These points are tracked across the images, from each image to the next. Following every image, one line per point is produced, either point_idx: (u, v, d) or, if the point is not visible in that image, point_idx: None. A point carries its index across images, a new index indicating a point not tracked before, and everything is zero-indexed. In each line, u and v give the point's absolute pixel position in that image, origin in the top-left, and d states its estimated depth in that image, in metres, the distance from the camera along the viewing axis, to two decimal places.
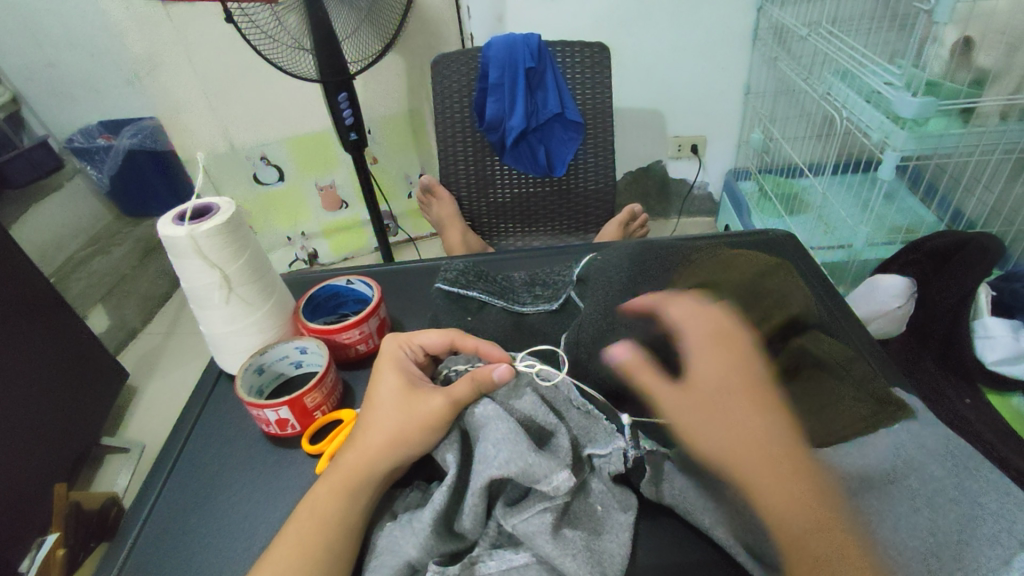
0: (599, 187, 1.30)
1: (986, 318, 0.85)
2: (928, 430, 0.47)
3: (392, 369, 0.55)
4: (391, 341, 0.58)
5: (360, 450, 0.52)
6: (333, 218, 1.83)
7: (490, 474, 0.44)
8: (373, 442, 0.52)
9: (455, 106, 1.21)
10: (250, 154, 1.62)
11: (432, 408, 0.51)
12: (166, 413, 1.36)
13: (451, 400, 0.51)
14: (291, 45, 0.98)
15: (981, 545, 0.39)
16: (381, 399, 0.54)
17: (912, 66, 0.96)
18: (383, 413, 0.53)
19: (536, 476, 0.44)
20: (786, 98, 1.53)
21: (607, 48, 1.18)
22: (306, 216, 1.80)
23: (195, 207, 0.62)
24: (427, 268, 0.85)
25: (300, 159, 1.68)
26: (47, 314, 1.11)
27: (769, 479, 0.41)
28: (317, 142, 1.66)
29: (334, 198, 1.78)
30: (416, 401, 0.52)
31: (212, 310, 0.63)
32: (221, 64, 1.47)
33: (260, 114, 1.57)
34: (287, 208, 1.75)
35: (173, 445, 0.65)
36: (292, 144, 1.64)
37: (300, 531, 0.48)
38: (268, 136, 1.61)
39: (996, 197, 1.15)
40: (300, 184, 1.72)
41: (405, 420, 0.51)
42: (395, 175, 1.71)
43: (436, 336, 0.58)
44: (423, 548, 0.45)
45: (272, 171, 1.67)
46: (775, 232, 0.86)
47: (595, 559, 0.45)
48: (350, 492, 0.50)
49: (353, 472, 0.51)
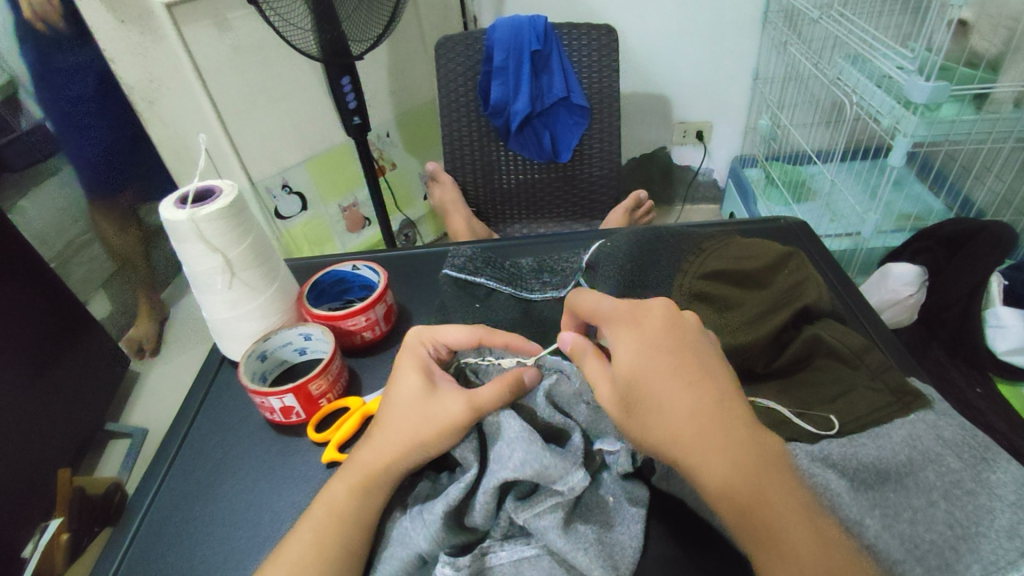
0: (605, 172, 1.28)
1: (998, 308, 0.86)
2: (947, 420, 0.48)
3: (414, 370, 0.54)
4: (414, 336, 0.57)
5: (381, 451, 0.50)
6: (359, 240, 1.59)
7: (504, 475, 0.43)
8: (393, 444, 0.50)
9: (458, 91, 1.19)
10: (269, 186, 1.34)
11: (451, 414, 0.49)
12: (169, 397, 1.40)
13: (472, 405, 0.49)
14: (304, 30, 0.95)
15: (998, 537, 0.41)
16: (401, 400, 0.53)
17: (924, 48, 0.93)
18: (402, 413, 0.51)
19: (553, 476, 0.44)
20: (795, 84, 1.49)
21: (615, 29, 1.16)
22: (330, 242, 1.53)
23: (196, 190, 0.61)
24: (434, 254, 0.84)
25: (324, 185, 1.45)
26: (49, 300, 1.11)
27: (713, 456, 0.42)
28: (339, 155, 1.45)
29: (357, 218, 1.56)
30: (436, 404, 0.50)
31: (215, 295, 0.62)
32: (231, 78, 1.17)
33: (275, 132, 1.30)
34: (312, 242, 1.48)
35: (176, 433, 0.64)
36: (312, 169, 1.40)
37: (316, 528, 0.48)
38: (286, 160, 1.34)
39: (1008, 184, 1.13)
40: (323, 213, 1.48)
41: (426, 426, 0.49)
42: (412, 180, 1.59)
43: (462, 335, 0.56)
44: (434, 540, 0.44)
45: (293, 202, 1.40)
46: (788, 219, 0.85)
47: (606, 552, 0.44)
48: (368, 490, 0.49)
49: (372, 470, 0.50)
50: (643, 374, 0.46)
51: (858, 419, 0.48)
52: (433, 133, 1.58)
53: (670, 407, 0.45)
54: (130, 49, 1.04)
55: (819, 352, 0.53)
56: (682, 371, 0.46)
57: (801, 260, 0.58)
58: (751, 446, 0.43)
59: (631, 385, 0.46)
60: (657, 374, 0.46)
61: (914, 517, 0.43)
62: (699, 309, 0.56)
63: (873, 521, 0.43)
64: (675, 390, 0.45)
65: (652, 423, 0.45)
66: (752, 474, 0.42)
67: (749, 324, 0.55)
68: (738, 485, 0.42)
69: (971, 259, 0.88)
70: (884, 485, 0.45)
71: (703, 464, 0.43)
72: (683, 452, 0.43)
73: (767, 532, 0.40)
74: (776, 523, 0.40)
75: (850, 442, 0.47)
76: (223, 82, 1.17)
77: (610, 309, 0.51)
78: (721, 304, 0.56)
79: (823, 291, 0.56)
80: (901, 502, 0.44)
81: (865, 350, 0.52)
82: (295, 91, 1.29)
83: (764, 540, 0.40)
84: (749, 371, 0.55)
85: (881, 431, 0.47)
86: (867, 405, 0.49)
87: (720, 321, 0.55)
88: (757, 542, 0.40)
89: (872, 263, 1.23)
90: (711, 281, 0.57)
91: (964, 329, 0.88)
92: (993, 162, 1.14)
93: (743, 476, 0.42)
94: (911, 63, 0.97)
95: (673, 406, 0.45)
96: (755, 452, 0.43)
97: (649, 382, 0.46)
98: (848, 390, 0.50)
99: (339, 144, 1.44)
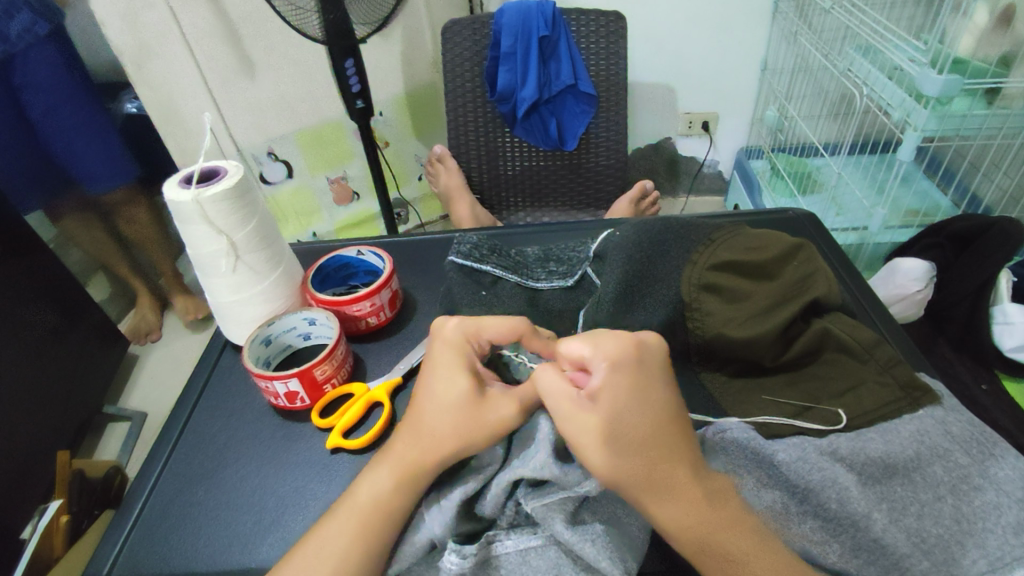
0: (610, 162, 1.27)
1: (1005, 304, 0.86)
2: (955, 416, 0.48)
3: (459, 366, 0.49)
4: (456, 327, 0.51)
5: (426, 448, 0.47)
6: (347, 213, 1.56)
7: (522, 473, 0.43)
8: (437, 441, 0.47)
9: (464, 76, 1.18)
10: (255, 153, 1.34)
11: (506, 417, 0.47)
12: (167, 383, 1.37)
13: (523, 409, 0.47)
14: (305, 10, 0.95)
15: (1004, 533, 0.41)
16: (445, 397, 0.48)
17: (938, 40, 0.92)
18: (450, 411, 0.47)
19: (571, 478, 0.43)
20: (804, 76, 1.48)
21: (623, 15, 1.14)
22: (317, 215, 1.52)
23: (201, 170, 0.60)
24: (439, 241, 0.84)
25: (312, 156, 1.42)
26: (48, 283, 1.10)
27: (682, 500, 0.40)
28: (329, 132, 1.40)
29: (345, 191, 1.52)
30: (488, 406, 0.47)
31: (218, 278, 0.61)
32: (224, 48, 1.18)
33: (271, 109, 1.30)
34: (298, 211, 1.48)
35: (178, 418, 0.64)
36: (301, 141, 1.38)
37: (358, 517, 0.45)
38: (274, 129, 1.33)
39: (1014, 182, 1.13)
40: (310, 182, 1.46)
41: (477, 428, 0.46)
42: (407, 159, 1.58)
43: (508, 333, 0.51)
44: (445, 527, 0.44)
45: (279, 168, 1.39)
46: (796, 211, 0.84)
47: (613, 540, 0.43)
48: (415, 482, 0.46)
49: (417, 463, 0.47)
50: (628, 420, 0.41)
51: (867, 415, 0.49)
52: (434, 117, 1.55)
53: (650, 454, 0.41)
54: (121, 12, 1.06)
55: (828, 346, 0.53)
56: (666, 419, 0.42)
57: (810, 252, 0.57)
58: (700, 489, 0.41)
59: (616, 433, 0.40)
60: (646, 421, 0.41)
61: (922, 512, 0.43)
62: (708, 301, 0.55)
63: (880, 515, 0.42)
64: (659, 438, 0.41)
65: (631, 472, 0.40)
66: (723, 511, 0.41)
67: (760, 317, 0.53)
68: (685, 532, 0.40)
69: (979, 257, 0.88)
70: (892, 479, 0.44)
71: (670, 513, 0.40)
72: (651, 499, 0.40)
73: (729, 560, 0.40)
74: (734, 551, 0.40)
75: (857, 437, 0.47)
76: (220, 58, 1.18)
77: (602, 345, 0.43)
78: (731, 296, 0.55)
79: (832, 284, 0.56)
80: (908, 496, 0.43)
81: (875, 344, 0.52)
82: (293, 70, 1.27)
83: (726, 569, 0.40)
84: (758, 366, 0.54)
85: (889, 426, 0.47)
86: (874, 401, 0.49)
87: (730, 314, 0.54)
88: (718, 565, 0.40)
89: (877, 259, 1.23)
90: (721, 273, 0.56)
91: (970, 325, 0.88)
92: (1002, 158, 1.13)
93: (711, 511, 0.41)
94: (923, 55, 0.95)
95: (645, 442, 0.40)
96: (711, 494, 0.41)
97: (635, 429, 0.41)
98: (856, 385, 0.51)
99: (333, 119, 1.39)
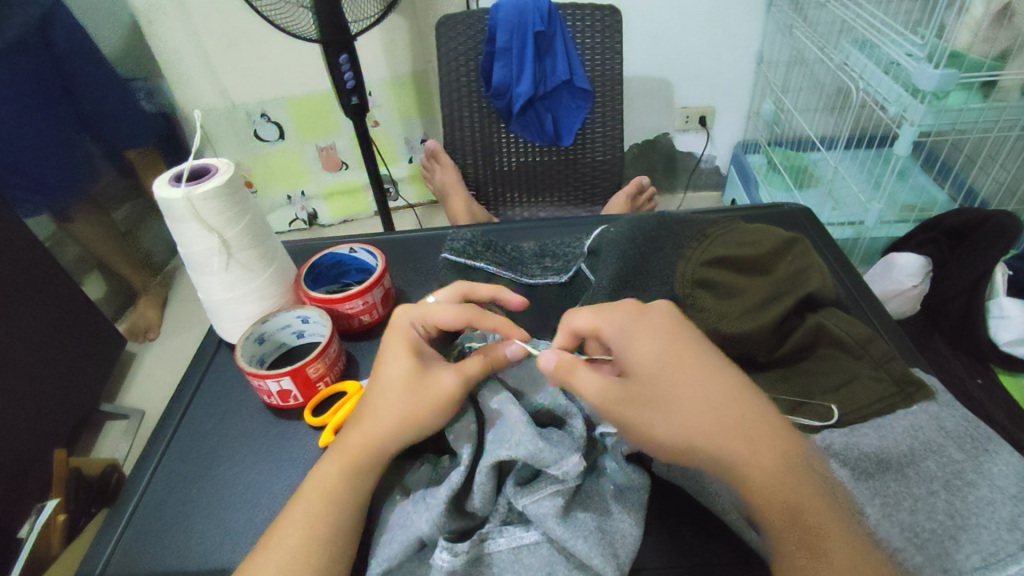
0: (606, 159, 1.26)
1: (1001, 298, 0.87)
2: (949, 411, 0.48)
3: (402, 351, 0.52)
4: (401, 315, 0.55)
5: (367, 430, 0.49)
6: (334, 180, 1.65)
7: (500, 454, 0.43)
8: (380, 422, 0.49)
9: (459, 71, 1.17)
10: (248, 110, 1.48)
11: (445, 390, 0.48)
12: (166, 380, 1.36)
13: (463, 377, 0.49)
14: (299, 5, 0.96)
15: (998, 528, 0.40)
16: (390, 382, 0.50)
17: (935, 35, 0.92)
18: (392, 394, 0.50)
19: (546, 460, 0.43)
20: (800, 69, 1.47)
21: (618, 10, 1.14)
22: (306, 177, 1.63)
23: (192, 168, 0.60)
24: (434, 238, 0.83)
25: (301, 122, 1.52)
26: (46, 282, 1.10)
27: (758, 457, 0.43)
28: (316, 102, 1.49)
29: (333, 159, 1.60)
30: (428, 382, 0.49)
31: (212, 276, 0.61)
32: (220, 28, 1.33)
33: (257, 70, 1.42)
34: (285, 169, 1.60)
35: (172, 416, 0.64)
36: (291, 106, 1.49)
37: (309, 505, 0.47)
38: (268, 92, 1.46)
39: (1011, 175, 1.13)
40: (299, 147, 1.56)
41: (417, 406, 0.48)
42: (396, 140, 1.59)
43: (451, 316, 0.54)
44: (434, 523, 0.43)
45: (272, 128, 1.52)
46: (792, 206, 0.84)
47: (607, 540, 0.43)
48: (360, 468, 0.48)
49: (362, 448, 0.48)
50: (661, 377, 0.47)
51: (860, 410, 0.49)
52: (428, 107, 1.54)
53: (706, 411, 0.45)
54: None
55: (823, 341, 0.53)
56: (703, 376, 0.47)
57: (805, 247, 0.57)
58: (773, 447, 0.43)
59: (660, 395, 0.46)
60: (682, 377, 0.46)
61: (914, 506, 0.42)
62: (700, 297, 0.55)
63: (873, 510, 0.43)
64: (703, 391, 0.46)
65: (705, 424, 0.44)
66: (794, 471, 0.43)
67: (752, 314, 0.53)
68: (766, 493, 0.42)
69: (973, 253, 0.88)
70: (885, 474, 0.44)
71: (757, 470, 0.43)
72: (734, 458, 0.43)
73: (813, 530, 0.40)
74: (814, 521, 0.41)
75: (851, 432, 0.47)
76: (213, 26, 1.34)
77: (608, 315, 0.50)
78: (722, 291, 0.54)
79: (827, 278, 0.56)
80: (902, 492, 0.43)
81: (869, 340, 0.52)
82: (277, 52, 1.39)
83: (806, 539, 0.40)
84: (752, 361, 0.54)
85: (883, 421, 0.47)
86: (869, 396, 0.49)
87: (721, 310, 0.53)
88: (791, 535, 0.41)
89: (874, 252, 1.22)
90: (714, 269, 0.55)
91: (966, 319, 0.88)
92: (998, 152, 1.13)
93: (790, 475, 0.42)
94: (921, 50, 0.95)
95: (689, 393, 0.46)
96: (786, 459, 0.43)
97: (671, 382, 0.46)
98: (851, 379, 0.50)
99: (318, 91, 1.47)
